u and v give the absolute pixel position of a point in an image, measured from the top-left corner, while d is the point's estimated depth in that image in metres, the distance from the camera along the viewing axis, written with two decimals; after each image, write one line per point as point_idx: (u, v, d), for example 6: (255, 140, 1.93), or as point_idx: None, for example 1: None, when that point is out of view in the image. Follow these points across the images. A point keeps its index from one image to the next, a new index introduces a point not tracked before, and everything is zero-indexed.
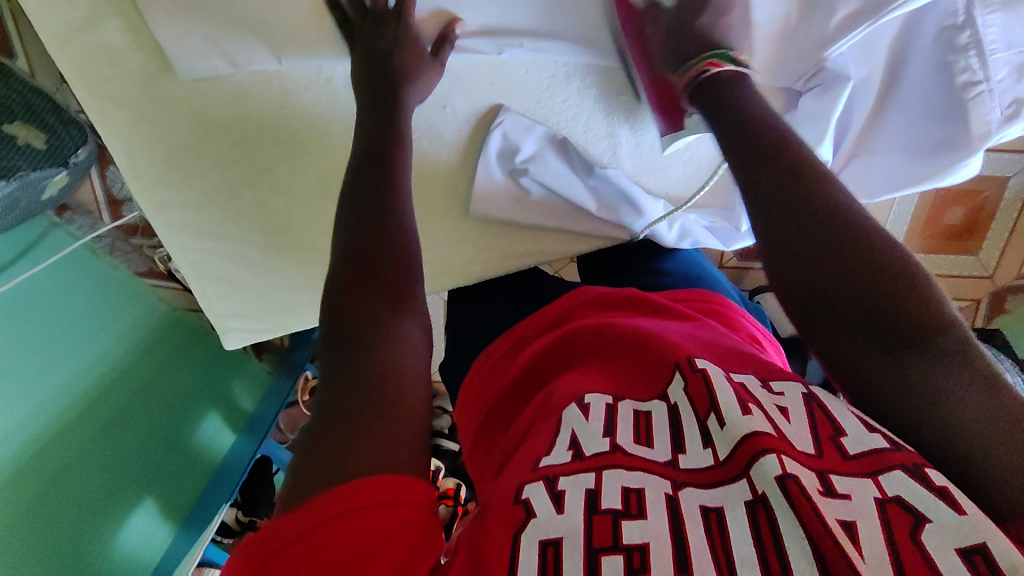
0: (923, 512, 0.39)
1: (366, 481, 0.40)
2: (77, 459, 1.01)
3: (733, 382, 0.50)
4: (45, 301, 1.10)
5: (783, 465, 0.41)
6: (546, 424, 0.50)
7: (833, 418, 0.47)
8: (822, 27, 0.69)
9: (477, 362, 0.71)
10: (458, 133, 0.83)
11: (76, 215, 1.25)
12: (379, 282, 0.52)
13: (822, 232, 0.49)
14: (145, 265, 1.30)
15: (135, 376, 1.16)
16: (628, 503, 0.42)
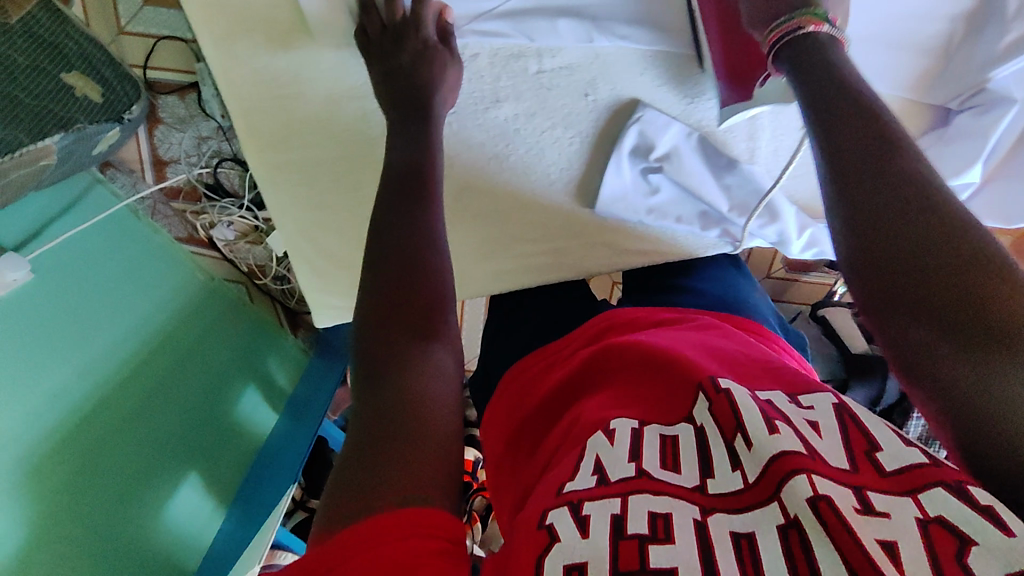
0: (967, 533, 0.36)
1: (382, 517, 0.38)
2: (122, 429, 0.95)
3: (759, 400, 0.47)
4: (89, 262, 1.04)
5: (814, 486, 0.39)
6: (571, 447, 0.48)
7: (868, 431, 0.43)
8: (989, 48, 0.68)
9: (512, 372, 0.68)
10: (594, 124, 0.78)
11: (119, 173, 1.20)
12: (409, 294, 0.50)
13: (896, 202, 0.46)
14: (185, 231, 1.28)
15: (177, 343, 1.09)
16: (655, 528, 0.39)
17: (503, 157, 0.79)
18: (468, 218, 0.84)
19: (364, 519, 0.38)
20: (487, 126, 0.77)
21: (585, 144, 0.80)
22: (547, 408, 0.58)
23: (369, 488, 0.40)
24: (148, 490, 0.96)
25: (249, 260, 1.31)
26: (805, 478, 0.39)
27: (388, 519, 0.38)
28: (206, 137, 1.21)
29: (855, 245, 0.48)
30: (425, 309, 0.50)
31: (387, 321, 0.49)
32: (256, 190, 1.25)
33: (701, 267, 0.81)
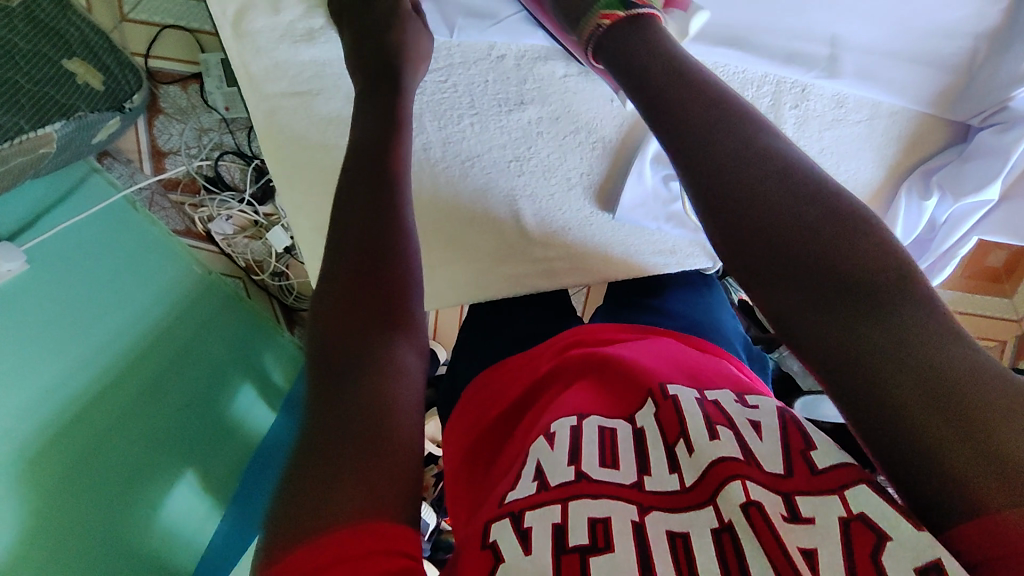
0: (883, 528, 0.37)
1: (338, 533, 0.37)
2: (120, 422, 0.93)
3: (705, 401, 0.48)
4: (87, 253, 1.03)
5: (748, 492, 0.39)
6: (512, 465, 0.46)
7: (805, 432, 0.44)
8: (1013, 69, 0.71)
9: (473, 386, 0.62)
10: (616, 129, 0.78)
11: (117, 162, 1.19)
12: (374, 288, 0.49)
13: (805, 224, 0.47)
14: (183, 224, 1.25)
15: (178, 336, 1.07)
16: (595, 536, 0.39)
17: (524, 160, 0.77)
18: (487, 224, 0.78)
19: (308, 544, 0.36)
20: (508, 129, 0.76)
21: (606, 153, 0.79)
22: (505, 418, 0.54)
23: (320, 500, 0.38)
24: (148, 490, 0.93)
25: (247, 255, 1.28)
26: (739, 484, 0.40)
27: (326, 543, 0.36)
28: (207, 129, 1.19)
29: (774, 258, 0.48)
30: (393, 307, 0.49)
31: (348, 320, 0.47)
32: (257, 184, 1.23)
33: (674, 285, 0.73)
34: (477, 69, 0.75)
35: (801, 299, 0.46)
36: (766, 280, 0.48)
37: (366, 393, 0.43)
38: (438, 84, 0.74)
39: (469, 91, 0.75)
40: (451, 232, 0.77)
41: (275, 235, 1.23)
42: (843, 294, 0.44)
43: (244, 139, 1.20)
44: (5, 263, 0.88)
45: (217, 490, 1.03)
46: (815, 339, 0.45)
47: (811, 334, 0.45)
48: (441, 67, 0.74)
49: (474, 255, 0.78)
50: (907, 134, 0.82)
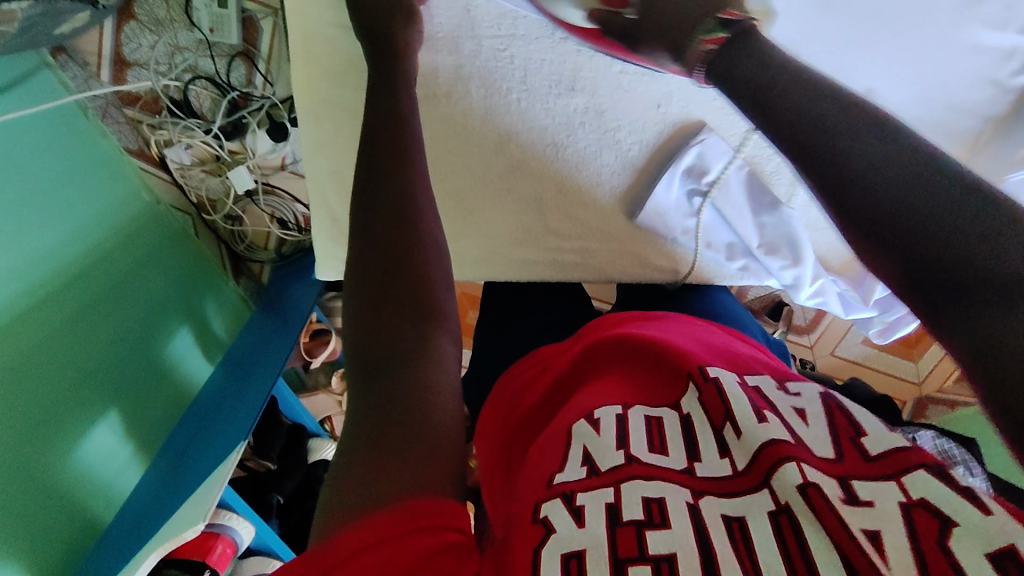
0: (948, 514, 0.34)
1: (386, 513, 0.35)
2: (45, 346, 0.82)
3: (746, 386, 0.48)
4: (20, 149, 0.89)
5: (804, 474, 0.39)
6: (556, 442, 0.45)
7: (854, 421, 0.43)
8: (1007, 155, 0.70)
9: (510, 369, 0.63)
10: (656, 137, 0.68)
11: (72, 62, 1.04)
12: (412, 272, 0.45)
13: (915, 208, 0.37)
14: (135, 143, 1.15)
15: (108, 269, 0.97)
16: (650, 513, 0.38)
17: (561, 147, 0.68)
18: (508, 211, 0.70)
19: (374, 516, 0.35)
20: (552, 112, 0.67)
21: (644, 157, 0.69)
22: (542, 394, 0.54)
23: (375, 480, 0.37)
24: (69, 422, 0.84)
25: (201, 191, 1.20)
26: (794, 466, 0.39)
27: (398, 517, 0.35)
28: (182, 47, 1.06)
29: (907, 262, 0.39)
30: (425, 290, 0.45)
31: (386, 295, 0.44)
32: (228, 118, 1.12)
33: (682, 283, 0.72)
34: (537, 46, 0.65)
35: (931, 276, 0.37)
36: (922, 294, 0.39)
37: (404, 378, 0.41)
38: (495, 49, 0.65)
39: (524, 65, 0.65)
40: (468, 202, 0.69)
41: (239, 175, 1.15)
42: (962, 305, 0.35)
43: (221, 67, 1.08)
44: None
45: (144, 444, 0.96)
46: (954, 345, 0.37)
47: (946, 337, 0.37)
48: (501, 34, 0.64)
49: (488, 232, 0.70)
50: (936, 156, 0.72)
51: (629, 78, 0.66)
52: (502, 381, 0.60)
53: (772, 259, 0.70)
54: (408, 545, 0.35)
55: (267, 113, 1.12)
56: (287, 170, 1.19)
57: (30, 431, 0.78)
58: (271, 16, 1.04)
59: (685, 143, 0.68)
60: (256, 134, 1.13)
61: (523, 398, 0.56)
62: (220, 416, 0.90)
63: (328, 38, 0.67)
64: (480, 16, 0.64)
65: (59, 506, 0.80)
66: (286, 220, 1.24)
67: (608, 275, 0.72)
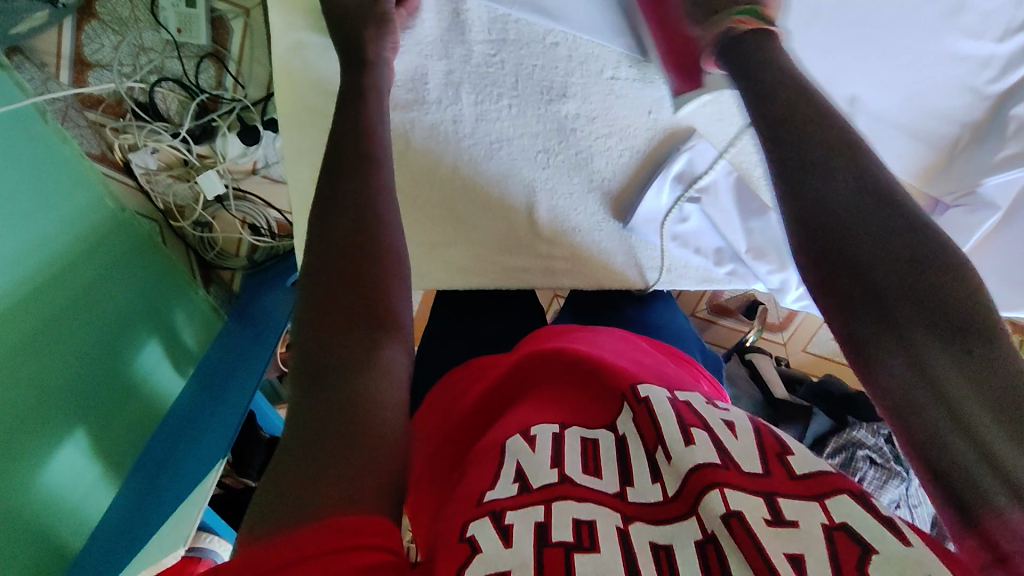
0: (870, 542, 0.36)
1: (306, 533, 0.34)
2: (8, 363, 0.77)
3: (677, 400, 0.49)
4: None
5: (727, 503, 0.39)
6: (486, 460, 0.45)
7: (782, 441, 0.45)
8: (986, 159, 0.70)
9: (440, 384, 0.61)
10: (646, 143, 0.68)
11: (29, 62, 0.99)
12: (370, 296, 0.45)
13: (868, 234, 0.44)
14: (98, 148, 1.10)
15: (72, 281, 0.92)
16: (579, 535, 0.38)
17: (553, 155, 0.68)
18: (497, 218, 0.68)
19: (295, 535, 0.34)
20: (544, 117, 0.66)
21: (635, 164, 0.69)
22: (468, 410, 0.54)
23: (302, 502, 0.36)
24: (33, 443, 0.79)
25: (168, 197, 1.16)
26: (719, 493, 0.39)
27: (313, 537, 0.34)
28: (148, 47, 1.04)
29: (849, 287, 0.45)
30: (385, 307, 0.46)
31: (338, 312, 0.45)
32: (197, 121, 1.09)
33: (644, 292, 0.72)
34: (528, 51, 0.64)
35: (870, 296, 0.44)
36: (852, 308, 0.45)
37: (347, 390, 0.41)
38: (485, 54, 0.64)
39: (515, 70, 0.65)
40: (459, 210, 0.67)
41: (208, 180, 1.11)
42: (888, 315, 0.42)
43: (189, 68, 1.06)
44: None
45: (113, 463, 0.92)
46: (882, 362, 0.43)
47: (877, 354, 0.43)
48: (492, 39, 0.64)
49: (476, 239, 0.68)
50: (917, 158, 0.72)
51: (621, 83, 0.66)
52: (428, 400, 0.59)
53: (759, 264, 0.70)
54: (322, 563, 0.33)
55: (238, 116, 1.10)
56: (258, 174, 1.15)
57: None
58: (242, 17, 1.03)
59: (675, 149, 0.68)
60: (227, 137, 1.10)
61: (458, 412, 0.55)
62: (200, 426, 0.87)
63: (307, 40, 0.65)
64: (471, 20, 0.63)
65: (23, 532, 0.76)
66: (257, 226, 1.20)
67: (600, 284, 0.71)
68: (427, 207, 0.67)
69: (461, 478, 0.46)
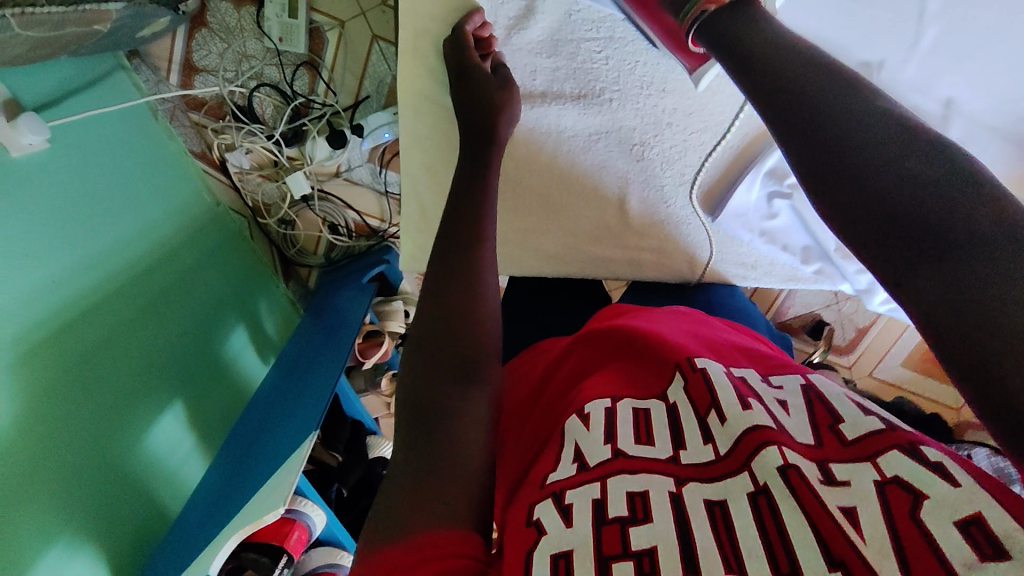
0: (918, 487, 0.34)
1: (433, 537, 0.37)
2: (119, 335, 0.84)
3: (732, 375, 0.47)
4: (95, 142, 0.92)
5: (784, 455, 0.39)
6: (547, 449, 0.46)
7: (831, 406, 0.43)
8: None
9: (513, 363, 0.63)
10: (741, 140, 0.69)
11: (144, 65, 1.10)
12: (459, 306, 0.48)
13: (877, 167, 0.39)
14: (200, 146, 1.18)
15: (176, 264, 1.00)
16: (633, 508, 0.38)
17: (648, 147, 0.71)
18: (590, 209, 0.74)
19: (416, 537, 0.37)
20: (641, 113, 0.69)
21: (724, 161, 0.71)
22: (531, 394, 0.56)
23: (410, 508, 0.38)
24: (139, 412, 0.84)
25: (256, 196, 1.23)
26: (774, 449, 0.39)
27: (438, 538, 0.37)
28: (250, 55, 1.12)
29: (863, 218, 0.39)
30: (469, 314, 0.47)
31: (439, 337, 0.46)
32: (290, 124, 1.16)
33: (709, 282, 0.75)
34: (634, 47, 0.66)
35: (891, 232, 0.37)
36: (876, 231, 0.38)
37: (442, 420, 0.42)
38: (591, 51, 0.67)
39: (618, 67, 0.67)
40: (562, 204, 0.73)
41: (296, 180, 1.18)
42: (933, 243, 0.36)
43: (287, 74, 1.14)
44: (27, 136, 0.76)
45: (206, 437, 0.97)
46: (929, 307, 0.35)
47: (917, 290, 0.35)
48: (599, 37, 0.66)
49: (576, 229, 0.73)
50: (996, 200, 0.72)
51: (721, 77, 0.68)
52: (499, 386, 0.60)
53: (844, 263, 0.70)
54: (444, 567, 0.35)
55: (327, 121, 1.17)
56: (341, 177, 1.22)
57: (108, 415, 0.79)
58: (337, 28, 1.10)
59: (769, 147, 0.68)
60: (316, 140, 1.17)
61: (524, 390, 0.57)
62: (285, 404, 0.94)
63: None
64: (580, 19, 0.65)
65: (132, 488, 0.81)
66: (337, 225, 1.26)
67: (682, 275, 0.75)
68: (527, 202, 0.72)
69: (524, 462, 0.47)
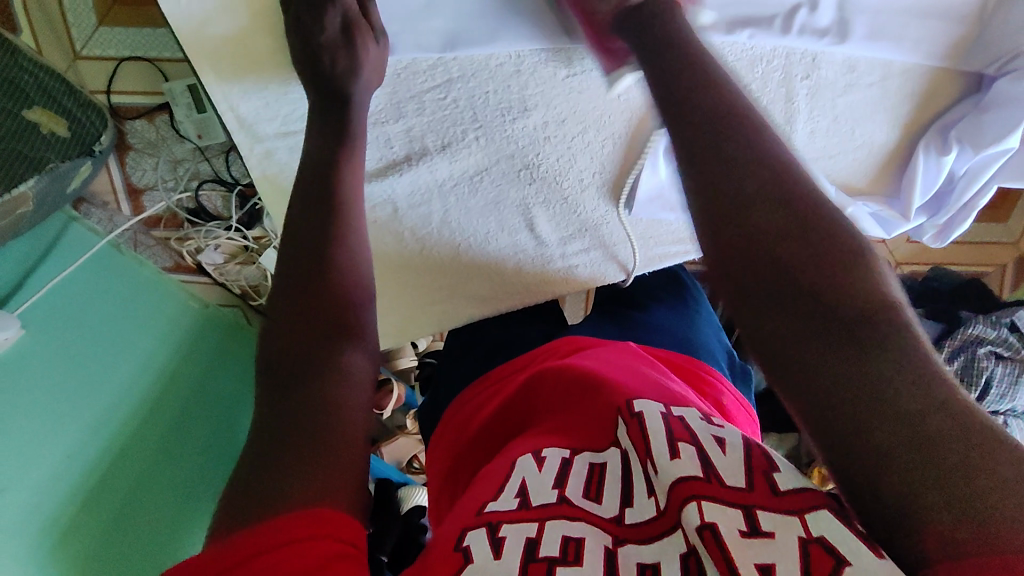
0: (843, 553, 0.35)
1: (294, 516, 0.39)
2: (142, 478, 0.94)
3: (670, 416, 0.47)
4: (68, 304, 0.98)
5: (704, 514, 0.39)
6: (493, 477, 0.46)
7: (771, 457, 0.43)
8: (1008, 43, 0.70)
9: (456, 403, 0.65)
10: (624, 124, 0.78)
11: (93, 208, 1.13)
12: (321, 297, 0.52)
13: (791, 242, 0.46)
14: (171, 259, 1.20)
15: (183, 382, 1.06)
16: (566, 550, 0.40)
17: (534, 167, 0.79)
18: (504, 241, 0.81)
19: (277, 519, 0.39)
20: (512, 138, 0.77)
21: (618, 150, 0.79)
22: (481, 441, 0.56)
23: (269, 493, 0.41)
24: (180, 532, 0.98)
25: (241, 282, 1.23)
26: (695, 506, 0.39)
27: (295, 522, 0.39)
28: (180, 159, 1.13)
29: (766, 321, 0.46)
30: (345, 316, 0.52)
31: (310, 322, 0.51)
32: (243, 210, 1.17)
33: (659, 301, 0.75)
34: (475, 82, 0.72)
35: (785, 322, 0.45)
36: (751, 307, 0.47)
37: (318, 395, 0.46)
38: (438, 100, 0.73)
39: (470, 104, 0.73)
40: (467, 258, 0.81)
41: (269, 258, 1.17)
42: (826, 313, 0.43)
43: (221, 164, 1.14)
44: (0, 332, 0.85)
45: None
46: (798, 381, 0.42)
47: (791, 370, 0.43)
48: (438, 83, 0.72)
49: (495, 272, 0.81)
50: (919, 88, 0.79)
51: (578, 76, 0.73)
52: (444, 428, 0.63)
53: None
54: (301, 550, 0.37)
55: None
56: None
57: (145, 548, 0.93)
58: None
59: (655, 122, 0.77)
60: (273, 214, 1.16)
61: (472, 429, 0.59)
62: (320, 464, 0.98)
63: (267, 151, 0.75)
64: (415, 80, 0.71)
65: None
66: None
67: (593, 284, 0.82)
68: (427, 267, 0.81)
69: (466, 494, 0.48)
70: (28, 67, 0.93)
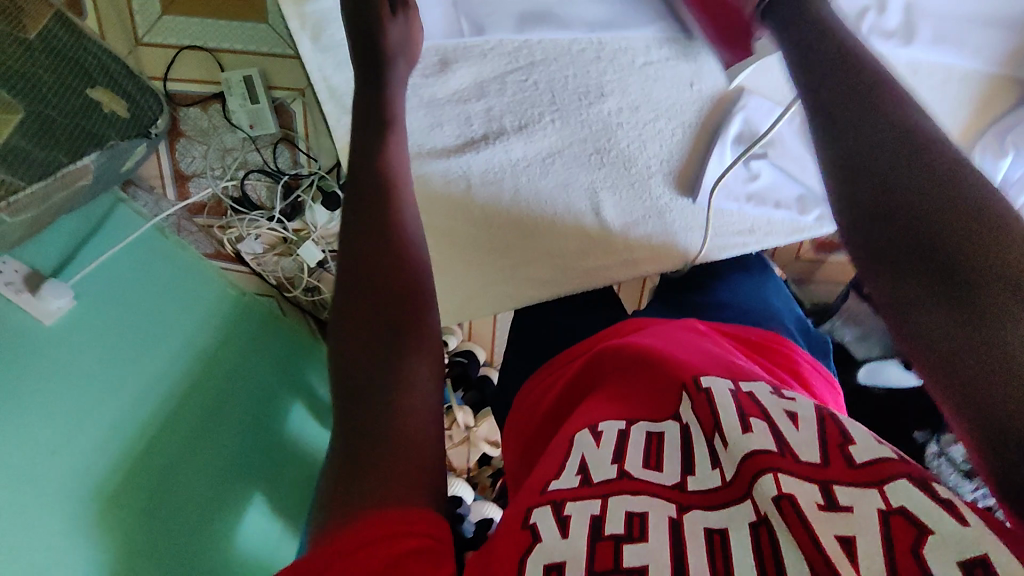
0: (924, 522, 0.36)
1: (376, 518, 0.40)
2: (181, 457, 0.93)
3: (737, 392, 0.49)
4: (117, 283, 1.00)
5: (779, 484, 0.40)
6: (556, 454, 0.48)
7: (843, 428, 0.44)
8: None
9: (525, 387, 0.66)
10: (696, 108, 0.89)
11: (140, 190, 1.14)
12: (389, 270, 0.55)
13: (914, 189, 0.48)
14: (212, 247, 1.18)
15: (222, 364, 1.05)
16: (630, 526, 0.40)
17: (603, 149, 0.88)
18: (569, 217, 0.89)
19: (361, 522, 0.40)
20: (587, 121, 0.88)
21: (687, 135, 0.89)
22: (547, 419, 0.58)
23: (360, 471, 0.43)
24: (221, 515, 0.96)
25: (278, 273, 1.21)
26: (770, 477, 0.41)
27: (378, 521, 0.40)
28: (230, 148, 1.16)
29: (888, 273, 0.48)
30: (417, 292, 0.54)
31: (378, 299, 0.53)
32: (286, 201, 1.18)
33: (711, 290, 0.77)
34: (553, 67, 0.86)
35: (907, 269, 0.47)
36: (885, 259, 0.48)
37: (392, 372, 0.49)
38: (521, 84, 0.86)
39: (549, 88, 0.87)
40: (532, 225, 0.89)
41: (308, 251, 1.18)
42: (936, 257, 0.45)
43: (268, 155, 1.17)
44: (54, 300, 0.89)
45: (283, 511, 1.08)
46: (919, 328, 0.45)
47: (911, 319, 0.46)
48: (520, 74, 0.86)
49: (556, 249, 0.89)
50: (976, 96, 0.91)
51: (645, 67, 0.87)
52: (514, 410, 0.65)
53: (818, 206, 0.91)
54: (389, 546, 0.39)
55: (317, 187, 1.17)
56: None
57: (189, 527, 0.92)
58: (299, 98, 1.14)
59: (728, 112, 0.88)
60: (314, 208, 1.17)
61: (538, 410, 0.60)
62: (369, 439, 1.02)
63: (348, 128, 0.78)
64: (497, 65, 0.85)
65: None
66: None
67: (644, 268, 0.92)
68: (498, 228, 0.88)
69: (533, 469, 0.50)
70: (94, 51, 0.96)
